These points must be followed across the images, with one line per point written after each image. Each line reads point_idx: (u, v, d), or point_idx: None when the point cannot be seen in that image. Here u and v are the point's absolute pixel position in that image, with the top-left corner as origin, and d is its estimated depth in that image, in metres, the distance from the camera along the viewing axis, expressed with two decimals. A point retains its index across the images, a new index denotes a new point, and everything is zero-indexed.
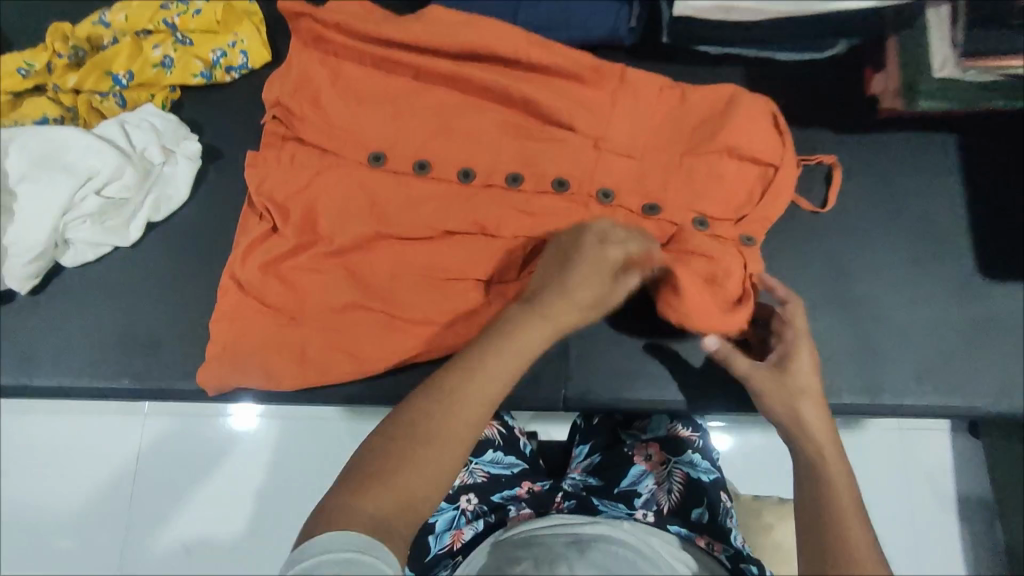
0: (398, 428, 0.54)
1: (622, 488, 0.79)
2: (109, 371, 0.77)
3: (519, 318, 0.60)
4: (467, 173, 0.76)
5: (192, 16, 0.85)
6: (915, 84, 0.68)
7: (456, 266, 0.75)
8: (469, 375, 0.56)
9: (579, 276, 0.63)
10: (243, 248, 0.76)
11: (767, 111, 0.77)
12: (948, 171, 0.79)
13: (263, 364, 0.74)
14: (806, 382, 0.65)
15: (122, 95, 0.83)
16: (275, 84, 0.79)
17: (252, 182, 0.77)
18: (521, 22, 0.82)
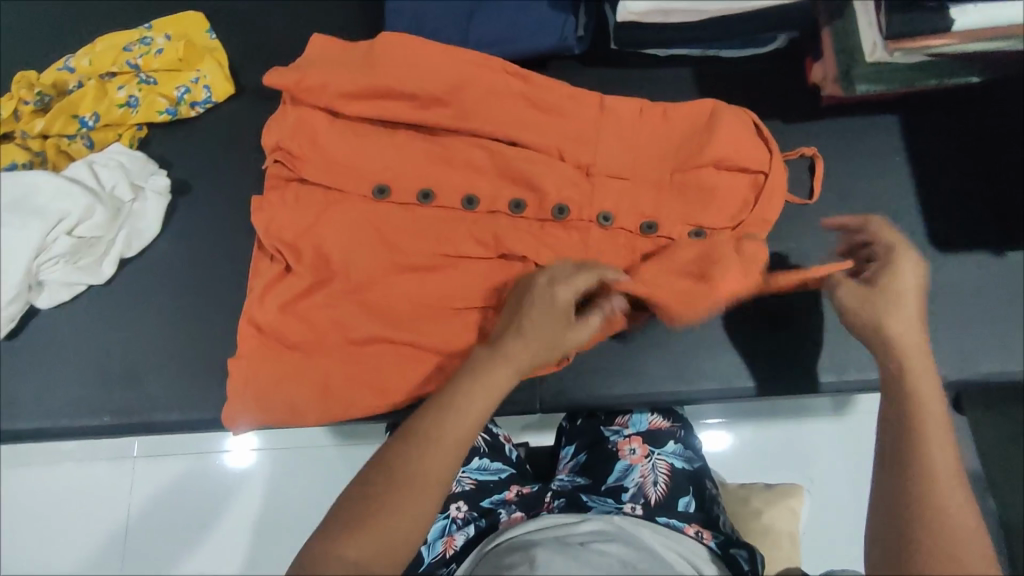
0: (375, 471, 0.58)
1: (610, 484, 0.80)
2: (90, 409, 0.78)
3: (485, 361, 0.62)
4: (471, 200, 0.79)
5: (154, 56, 0.87)
6: (850, 71, 0.74)
7: (468, 295, 0.76)
8: (437, 421, 0.59)
9: (546, 322, 0.64)
10: (259, 291, 0.78)
11: (747, 122, 0.79)
12: (893, 152, 0.83)
13: (286, 401, 0.74)
14: (903, 292, 0.61)
15: (89, 137, 0.85)
16: (274, 130, 0.82)
17: (261, 225, 0.79)
18: (473, 38, 0.84)
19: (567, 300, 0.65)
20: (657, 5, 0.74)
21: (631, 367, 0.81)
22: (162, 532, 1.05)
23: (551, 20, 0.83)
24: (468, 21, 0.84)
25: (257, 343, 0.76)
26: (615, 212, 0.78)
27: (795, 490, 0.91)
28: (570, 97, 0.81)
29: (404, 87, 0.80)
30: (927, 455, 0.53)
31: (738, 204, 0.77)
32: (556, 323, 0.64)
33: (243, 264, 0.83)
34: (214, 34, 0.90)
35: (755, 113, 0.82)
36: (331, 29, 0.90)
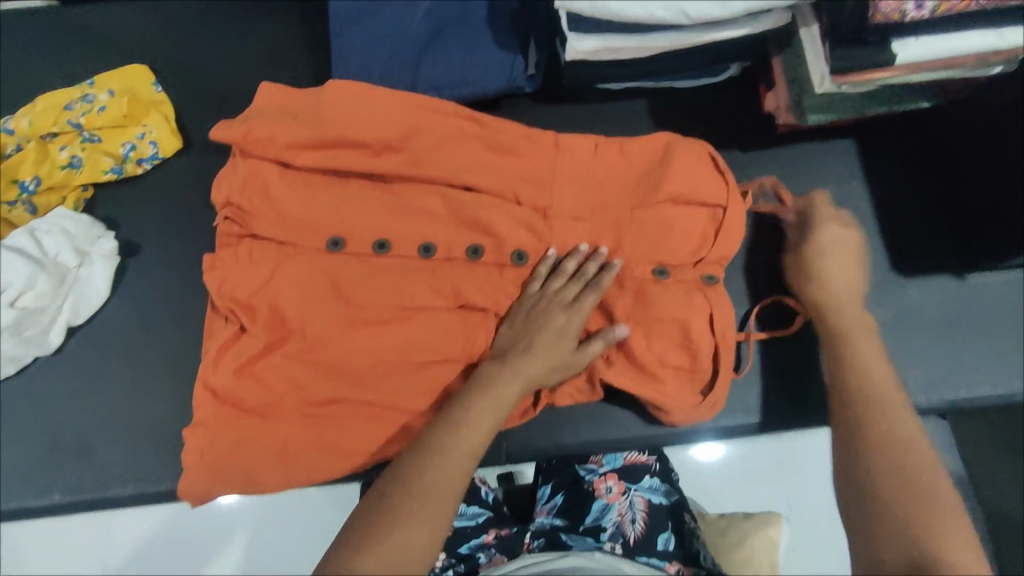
0: (393, 483, 0.60)
1: (587, 525, 0.75)
2: (39, 487, 0.75)
3: (492, 374, 0.68)
4: (428, 248, 0.76)
5: (97, 113, 0.84)
6: (802, 102, 0.74)
7: (430, 347, 0.74)
8: (452, 432, 0.63)
9: (551, 335, 0.70)
10: (212, 354, 0.74)
11: (703, 153, 0.79)
12: (850, 177, 0.83)
13: (249, 471, 0.72)
14: (836, 269, 0.73)
15: (31, 202, 0.82)
16: (223, 184, 0.78)
17: (212, 286, 0.76)
18: (422, 83, 0.83)
19: (562, 313, 0.71)
20: (605, 44, 0.72)
21: (601, 409, 0.79)
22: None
23: (500, 61, 0.82)
24: (417, 65, 0.83)
25: (212, 410, 0.73)
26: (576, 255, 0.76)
27: (773, 518, 0.89)
28: (522, 140, 0.79)
29: (352, 134, 0.78)
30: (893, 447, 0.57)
31: (699, 240, 0.76)
32: (560, 345, 0.70)
33: (197, 324, 0.81)
34: (160, 86, 0.88)
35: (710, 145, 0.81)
36: (280, 78, 0.89)
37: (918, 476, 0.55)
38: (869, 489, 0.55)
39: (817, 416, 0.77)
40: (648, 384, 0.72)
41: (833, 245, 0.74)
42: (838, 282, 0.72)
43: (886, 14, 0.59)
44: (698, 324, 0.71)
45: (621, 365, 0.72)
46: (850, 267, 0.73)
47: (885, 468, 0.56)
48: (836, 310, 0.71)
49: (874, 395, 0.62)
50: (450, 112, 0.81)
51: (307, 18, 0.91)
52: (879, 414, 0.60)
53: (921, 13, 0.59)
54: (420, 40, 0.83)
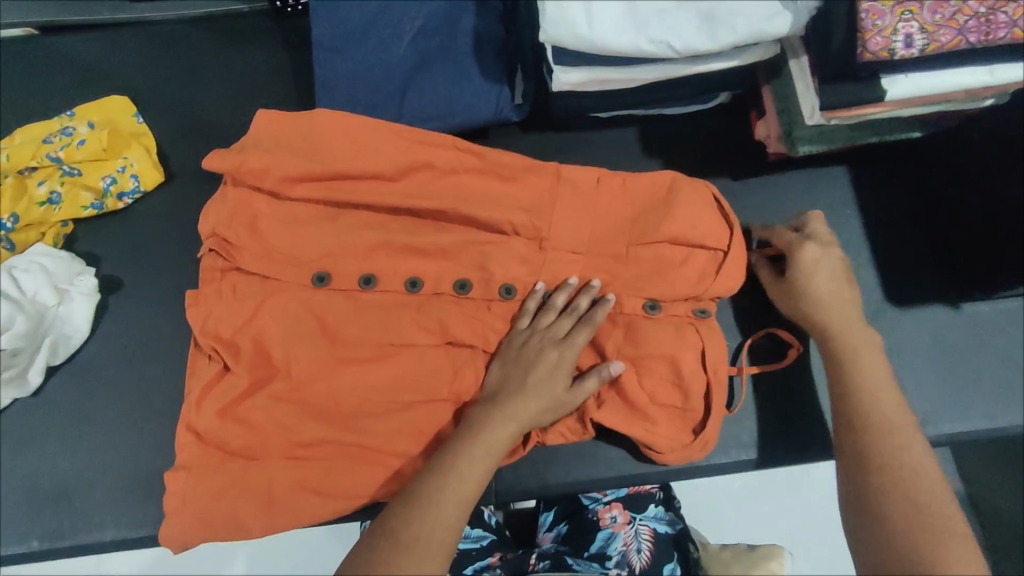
0: (382, 536, 0.60)
1: (592, 552, 0.78)
2: (16, 534, 0.73)
3: (482, 418, 0.67)
4: (414, 284, 0.75)
5: (76, 147, 0.82)
6: (792, 132, 0.72)
7: (416, 385, 0.73)
8: (438, 481, 0.63)
9: (542, 375, 0.69)
10: (196, 394, 0.72)
11: (708, 195, 0.77)
12: (842, 205, 0.82)
13: (233, 516, 0.70)
14: (824, 295, 0.68)
15: (9, 240, 0.79)
16: (211, 215, 0.76)
17: (195, 322, 0.74)
18: (408, 113, 0.82)
19: (554, 349, 0.70)
20: (591, 76, 0.71)
21: (593, 447, 0.76)
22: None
23: (487, 91, 0.81)
24: (403, 95, 0.81)
25: (196, 453, 0.71)
26: None
27: (776, 551, 0.67)
28: (511, 172, 0.78)
29: (336, 167, 0.76)
30: (908, 484, 0.58)
31: (697, 278, 0.74)
32: (553, 384, 0.69)
33: (180, 362, 0.79)
34: (141, 118, 0.87)
35: (716, 187, 0.79)
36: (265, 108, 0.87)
37: (932, 517, 0.56)
38: (882, 526, 0.56)
39: (815, 449, 0.76)
40: (639, 425, 0.70)
41: (825, 269, 0.69)
42: (824, 309, 0.67)
43: (875, 53, 0.58)
44: (688, 361, 0.70)
45: (610, 404, 0.71)
46: (836, 289, 0.68)
47: (897, 502, 0.57)
48: (841, 336, 0.66)
49: (880, 421, 0.62)
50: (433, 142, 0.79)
51: (291, 46, 0.90)
52: (888, 442, 0.60)
53: (910, 51, 0.58)
54: (405, 69, 0.81)
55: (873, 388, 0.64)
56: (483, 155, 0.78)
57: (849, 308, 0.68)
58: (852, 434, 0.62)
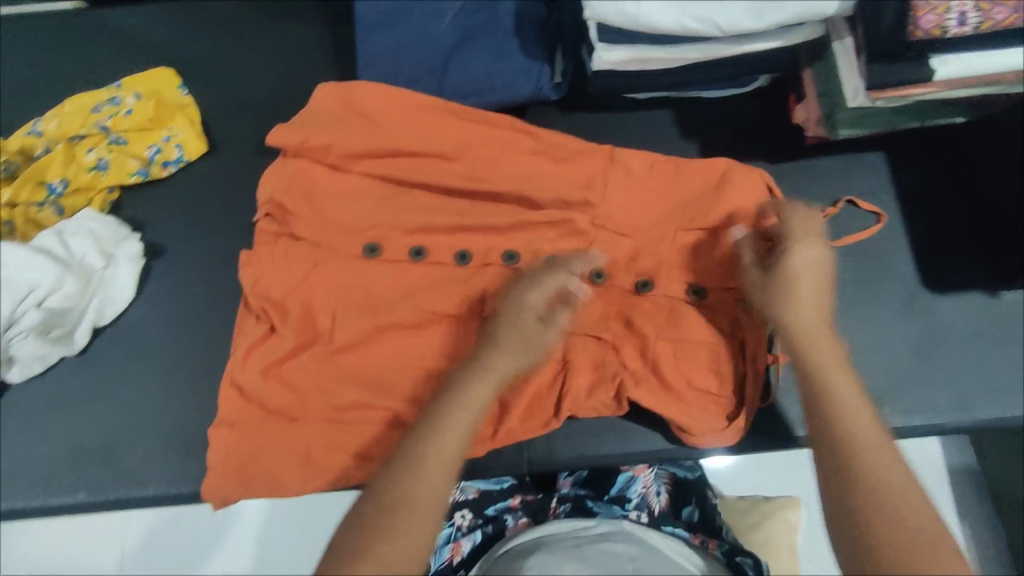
0: (371, 502, 0.58)
1: (613, 495, 0.78)
2: (63, 486, 0.76)
3: (465, 377, 0.65)
4: (464, 256, 0.76)
5: (124, 116, 0.85)
6: (834, 115, 0.72)
7: (455, 356, 0.74)
8: (421, 442, 0.60)
9: (527, 329, 0.67)
10: (242, 350, 0.74)
11: (761, 184, 0.77)
12: (881, 190, 0.82)
13: (272, 472, 0.72)
14: (807, 295, 0.65)
15: (59, 204, 0.82)
16: (270, 180, 0.78)
17: (245, 283, 0.75)
18: (449, 90, 0.83)
19: (536, 297, 0.68)
20: (633, 54, 0.71)
21: (625, 424, 0.77)
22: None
23: (527, 69, 0.81)
24: (443, 72, 0.82)
25: (239, 413, 0.73)
26: (610, 271, 0.76)
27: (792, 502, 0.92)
28: (548, 150, 0.79)
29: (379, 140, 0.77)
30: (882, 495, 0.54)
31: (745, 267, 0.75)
32: (536, 332, 0.67)
33: (221, 325, 0.81)
34: (185, 89, 0.88)
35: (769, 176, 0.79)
36: (307, 83, 0.89)
37: (908, 530, 0.53)
38: (866, 537, 0.54)
39: None
40: (676, 407, 0.71)
41: (812, 270, 0.66)
42: (809, 306, 0.65)
43: (928, 30, 0.59)
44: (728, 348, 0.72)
45: (646, 383, 0.72)
46: (820, 292, 0.66)
47: (873, 519, 0.54)
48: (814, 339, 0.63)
49: (849, 428, 0.58)
50: (475, 118, 0.80)
51: (332, 21, 0.91)
52: (857, 449, 0.57)
53: (963, 29, 0.59)
54: (446, 46, 0.82)
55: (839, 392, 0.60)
56: (539, 136, 0.80)
57: (828, 312, 0.66)
58: (820, 437, 0.59)
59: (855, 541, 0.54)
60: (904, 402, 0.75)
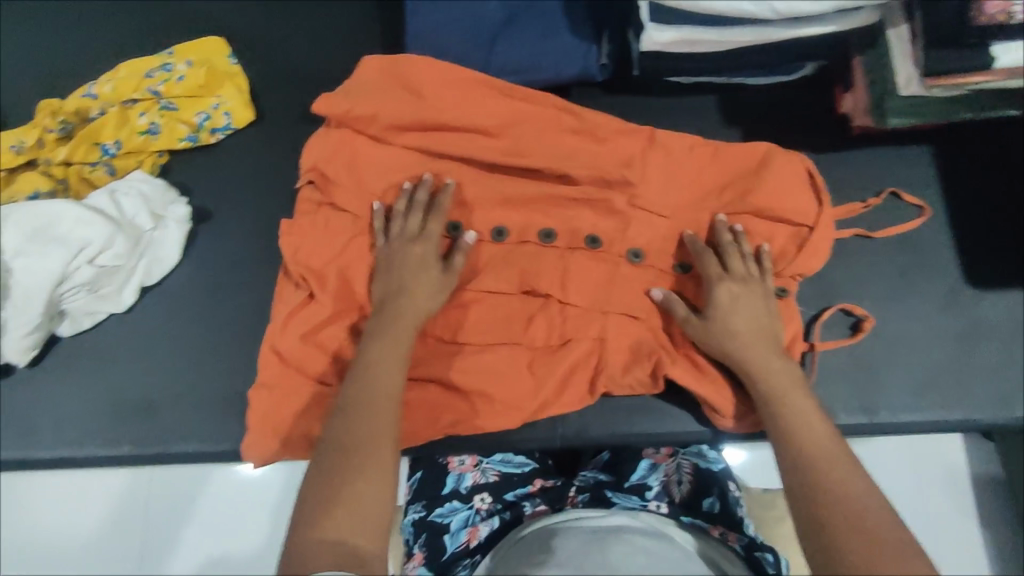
0: (334, 455, 0.62)
1: (633, 482, 0.76)
2: (107, 438, 0.78)
3: (377, 328, 0.71)
4: (500, 233, 0.77)
5: (176, 82, 0.87)
6: (883, 104, 0.72)
7: (495, 330, 0.75)
8: (363, 393, 0.66)
9: (419, 272, 0.73)
10: (282, 317, 0.75)
11: (801, 171, 0.77)
12: (926, 184, 0.81)
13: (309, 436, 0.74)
14: (738, 317, 0.70)
15: (111, 164, 0.85)
16: (314, 150, 0.79)
17: (287, 250, 0.76)
18: (495, 67, 0.83)
19: (415, 245, 0.74)
20: (684, 36, 0.71)
21: (661, 406, 0.78)
22: (230, 551, 1.06)
23: (574, 48, 0.82)
24: (490, 49, 0.83)
25: (280, 376, 0.75)
26: (647, 250, 0.77)
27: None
28: (589, 129, 0.78)
29: (424, 116, 0.78)
30: (828, 481, 0.58)
31: (777, 254, 0.76)
32: (426, 272, 0.73)
33: (261, 291, 0.82)
34: (235, 59, 0.90)
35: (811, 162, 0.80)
36: (354, 57, 0.90)
37: (854, 508, 0.55)
38: (823, 523, 0.55)
39: (887, 422, 0.74)
40: (708, 384, 0.73)
41: (745, 298, 0.71)
42: (741, 324, 0.70)
43: (991, 15, 0.59)
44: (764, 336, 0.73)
45: (681, 363, 0.74)
46: (749, 313, 0.70)
47: (825, 504, 0.56)
48: (755, 357, 0.69)
49: (798, 434, 0.62)
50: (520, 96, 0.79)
51: None
52: (803, 447, 0.61)
53: None
54: (495, 23, 0.83)
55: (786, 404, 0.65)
56: (581, 115, 0.79)
57: (765, 330, 0.70)
58: (777, 437, 0.64)
59: (810, 528, 0.56)
60: (941, 397, 0.75)
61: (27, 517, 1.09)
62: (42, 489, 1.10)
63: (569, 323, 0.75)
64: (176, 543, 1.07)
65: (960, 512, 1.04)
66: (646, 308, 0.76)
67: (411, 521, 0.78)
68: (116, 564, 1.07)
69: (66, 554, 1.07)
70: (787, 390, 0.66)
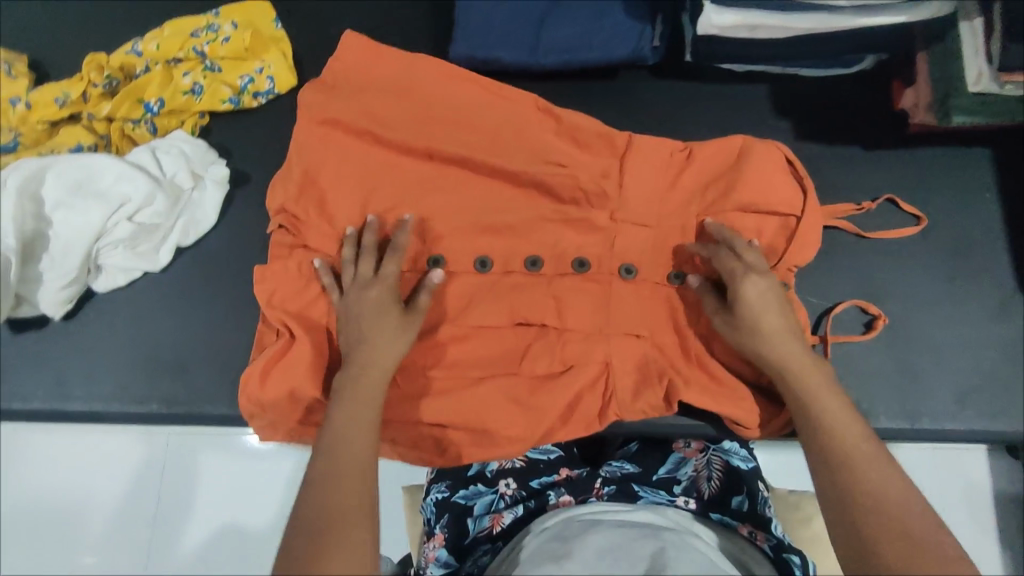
0: (301, 529, 0.56)
1: (661, 475, 0.74)
2: (139, 396, 0.79)
3: (342, 383, 0.64)
4: (484, 263, 0.75)
5: (221, 43, 0.86)
6: (948, 101, 0.70)
7: (488, 362, 0.73)
8: (331, 452, 0.60)
9: (382, 306, 0.68)
10: (262, 365, 0.72)
11: (780, 157, 0.75)
12: (983, 187, 0.79)
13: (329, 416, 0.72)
14: (768, 310, 0.64)
15: (153, 122, 0.85)
16: (278, 190, 0.76)
17: (262, 297, 0.74)
18: (545, 43, 0.81)
19: (374, 287, 0.69)
20: (746, 19, 0.69)
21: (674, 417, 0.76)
22: (246, 514, 1.07)
23: (628, 28, 0.80)
24: (541, 25, 0.81)
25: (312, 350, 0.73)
26: (639, 265, 0.74)
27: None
28: (570, 132, 0.77)
29: (468, 96, 0.77)
30: (871, 487, 0.55)
31: (766, 249, 0.73)
32: (393, 309, 0.68)
33: None
34: (279, 23, 0.89)
35: (788, 148, 0.77)
36: (400, 27, 0.89)
37: (898, 515, 0.53)
38: (864, 534, 0.53)
39: (928, 429, 0.73)
40: (728, 401, 0.70)
41: (770, 294, 0.65)
42: (774, 320, 0.64)
43: None
44: None
45: (696, 382, 0.71)
46: (779, 307, 0.65)
47: (868, 512, 0.54)
48: (788, 354, 0.63)
49: (834, 433, 0.58)
50: (521, 99, 0.78)
51: None
52: (841, 448, 0.57)
53: None
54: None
55: (821, 402, 0.60)
56: (562, 119, 0.77)
57: (794, 326, 0.65)
58: (812, 439, 0.59)
59: (849, 539, 0.54)
60: (986, 406, 0.73)
61: (51, 470, 1.11)
62: (64, 442, 1.11)
63: (568, 349, 0.72)
64: (192, 508, 1.08)
65: (989, 528, 1.01)
66: (647, 325, 0.72)
67: (433, 501, 0.77)
68: (135, 522, 1.08)
69: (86, 509, 1.09)
70: (816, 381, 0.62)
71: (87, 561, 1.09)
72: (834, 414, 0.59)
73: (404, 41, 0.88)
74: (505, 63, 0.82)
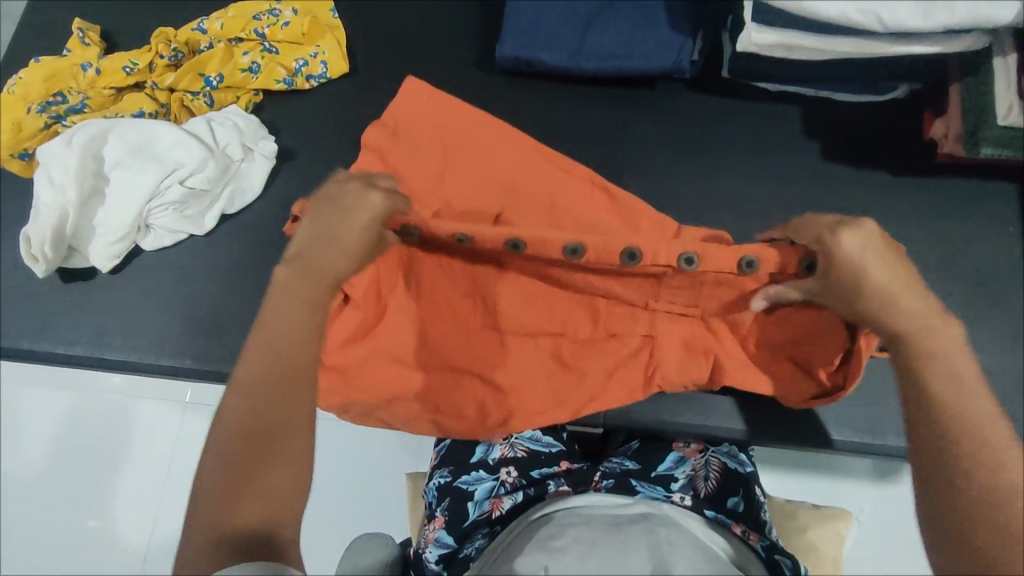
0: (233, 434, 0.52)
1: (659, 472, 0.74)
2: (174, 351, 0.83)
3: (286, 287, 0.56)
4: (516, 246, 0.66)
5: (281, 28, 0.91)
6: (977, 132, 0.72)
7: (535, 323, 0.77)
8: (273, 359, 0.54)
9: (346, 233, 0.58)
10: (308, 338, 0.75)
11: None
12: (1006, 221, 0.80)
13: (395, 372, 0.76)
14: (881, 272, 0.53)
15: (211, 95, 0.90)
16: None
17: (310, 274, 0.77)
18: (588, 50, 0.85)
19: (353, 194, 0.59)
20: (785, 39, 0.72)
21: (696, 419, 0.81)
22: None
23: (670, 41, 0.83)
24: (586, 31, 0.85)
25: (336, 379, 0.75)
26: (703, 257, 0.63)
27: (843, 513, 0.88)
28: (621, 211, 0.78)
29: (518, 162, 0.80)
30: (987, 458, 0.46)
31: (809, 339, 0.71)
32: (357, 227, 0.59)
33: None
34: (337, 13, 0.93)
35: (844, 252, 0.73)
36: (450, 26, 0.93)
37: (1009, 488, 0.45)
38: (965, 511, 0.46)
39: None
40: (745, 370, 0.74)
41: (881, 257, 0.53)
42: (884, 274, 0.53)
43: None
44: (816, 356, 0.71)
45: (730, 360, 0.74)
46: (893, 267, 0.53)
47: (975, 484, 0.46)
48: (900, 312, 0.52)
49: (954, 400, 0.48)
50: (578, 177, 0.80)
51: None
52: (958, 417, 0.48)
53: None
54: (594, 8, 0.85)
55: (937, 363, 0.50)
56: (614, 197, 0.79)
57: (909, 281, 0.53)
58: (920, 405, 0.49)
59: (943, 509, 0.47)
60: None
61: (67, 433, 1.15)
62: (83, 404, 1.15)
63: (614, 320, 0.77)
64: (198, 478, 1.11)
65: None
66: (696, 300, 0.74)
67: (436, 486, 0.78)
68: (140, 489, 1.12)
69: (97, 471, 1.13)
70: (934, 341, 0.51)
71: (92, 523, 1.13)
72: (952, 377, 0.49)
73: (454, 39, 0.92)
74: (549, 65, 0.86)
